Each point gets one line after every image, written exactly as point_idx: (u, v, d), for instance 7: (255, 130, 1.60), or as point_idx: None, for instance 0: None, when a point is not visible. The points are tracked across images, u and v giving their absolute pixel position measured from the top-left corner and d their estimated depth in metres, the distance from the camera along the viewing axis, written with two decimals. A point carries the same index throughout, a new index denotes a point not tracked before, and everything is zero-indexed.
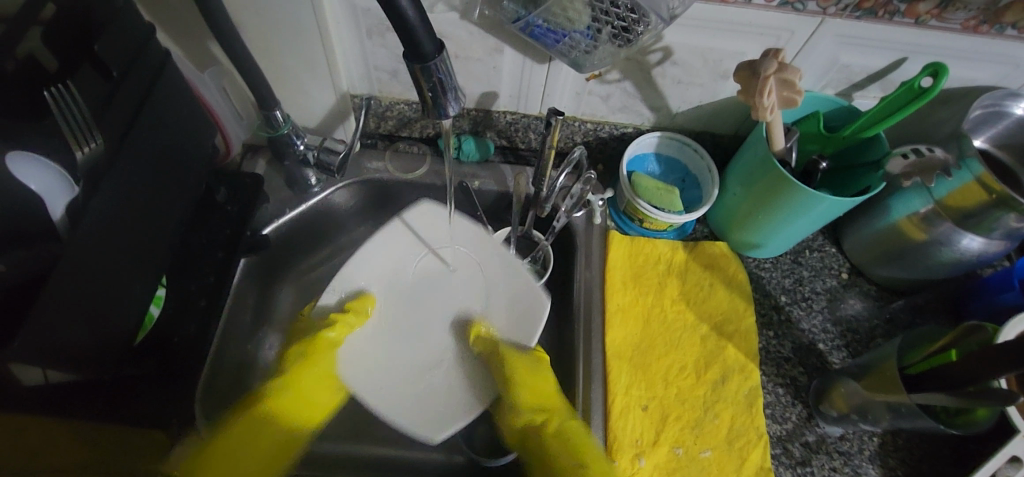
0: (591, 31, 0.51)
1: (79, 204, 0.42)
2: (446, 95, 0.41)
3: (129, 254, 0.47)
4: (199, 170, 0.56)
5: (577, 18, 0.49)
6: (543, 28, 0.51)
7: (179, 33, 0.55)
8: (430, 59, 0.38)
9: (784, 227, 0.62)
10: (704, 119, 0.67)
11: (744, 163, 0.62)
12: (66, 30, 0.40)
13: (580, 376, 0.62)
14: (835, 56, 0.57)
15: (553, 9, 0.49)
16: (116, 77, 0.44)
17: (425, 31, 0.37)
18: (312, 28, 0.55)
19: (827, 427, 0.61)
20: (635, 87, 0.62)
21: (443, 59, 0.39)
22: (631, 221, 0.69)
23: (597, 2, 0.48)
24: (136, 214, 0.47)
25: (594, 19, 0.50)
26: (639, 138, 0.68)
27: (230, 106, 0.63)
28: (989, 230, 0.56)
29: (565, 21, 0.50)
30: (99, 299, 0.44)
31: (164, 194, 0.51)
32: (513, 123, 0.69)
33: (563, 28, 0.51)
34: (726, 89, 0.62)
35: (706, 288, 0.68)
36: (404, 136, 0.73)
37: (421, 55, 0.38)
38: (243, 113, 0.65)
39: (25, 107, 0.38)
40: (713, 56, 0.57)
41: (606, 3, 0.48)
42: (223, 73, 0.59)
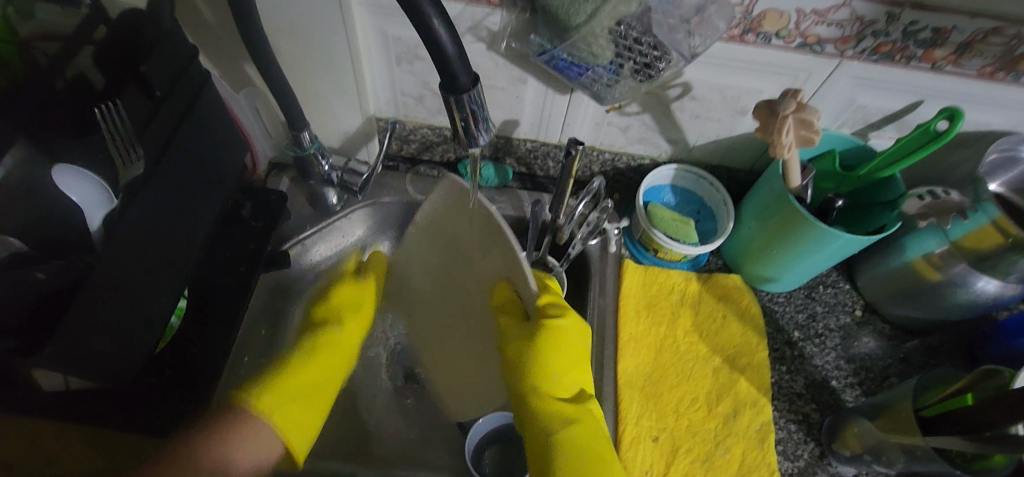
0: (614, 66, 0.52)
1: (114, 218, 0.42)
2: (476, 125, 0.42)
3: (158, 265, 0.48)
4: (228, 185, 0.58)
5: (600, 53, 0.50)
6: (567, 61, 0.52)
7: (218, 55, 0.58)
8: (464, 91, 0.39)
9: (799, 263, 0.63)
10: (721, 153, 0.68)
11: (760, 198, 0.63)
12: (115, 52, 0.42)
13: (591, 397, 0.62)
14: (852, 96, 0.58)
15: (578, 44, 0.50)
16: (159, 96, 0.46)
17: (461, 65, 0.38)
18: (344, 53, 0.58)
19: (840, 467, 0.60)
20: (653, 120, 0.64)
21: (476, 92, 0.40)
22: (645, 250, 0.69)
23: (621, 39, 0.49)
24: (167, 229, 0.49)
25: (617, 55, 0.51)
26: (655, 170, 0.69)
27: (261, 125, 0.66)
28: (1005, 273, 0.56)
29: (589, 56, 0.51)
30: (128, 311, 0.46)
31: (193, 209, 0.52)
32: (532, 150, 0.70)
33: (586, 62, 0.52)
34: (743, 125, 0.63)
35: (718, 321, 0.68)
36: (425, 160, 0.75)
37: (456, 87, 0.39)
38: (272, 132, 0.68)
39: (74, 122, 0.40)
40: (732, 93, 0.59)
41: (630, 40, 0.50)
42: (257, 94, 0.62)
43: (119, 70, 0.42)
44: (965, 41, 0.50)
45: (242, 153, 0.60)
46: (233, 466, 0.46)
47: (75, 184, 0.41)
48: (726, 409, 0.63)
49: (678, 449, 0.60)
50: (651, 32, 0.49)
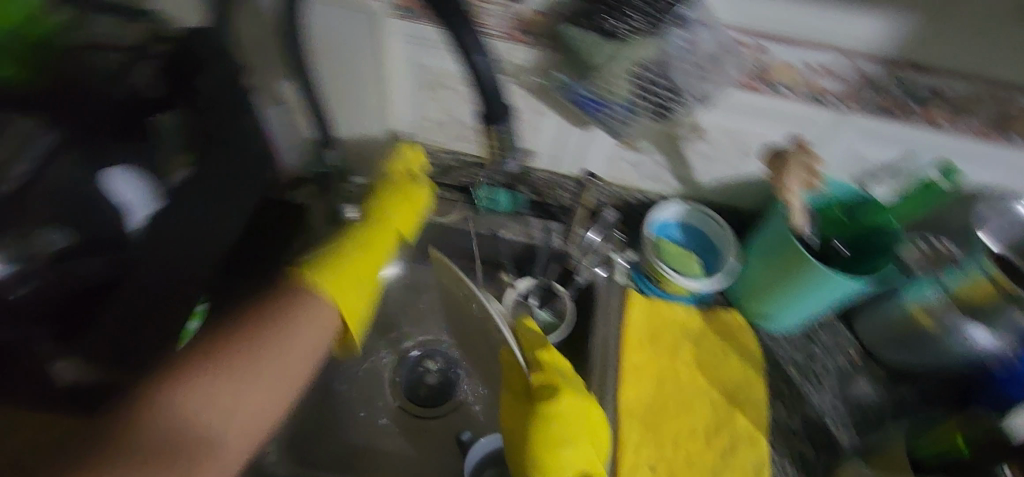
0: (631, 105, 0.56)
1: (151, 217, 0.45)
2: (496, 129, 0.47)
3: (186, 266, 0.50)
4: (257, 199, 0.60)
5: (618, 91, 0.54)
6: (586, 96, 0.56)
7: (259, 67, 0.62)
8: None
9: (801, 302, 0.64)
10: (728, 193, 0.71)
11: (765, 239, 0.65)
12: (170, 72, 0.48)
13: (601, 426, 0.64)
14: (855, 148, 0.61)
15: (597, 82, 0.54)
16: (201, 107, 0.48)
17: None
18: (377, 74, 0.61)
19: None
20: (665, 159, 0.67)
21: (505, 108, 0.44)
22: (651, 283, 0.70)
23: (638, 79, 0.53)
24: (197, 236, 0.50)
25: (634, 96, 0.55)
26: (663, 205, 0.71)
27: (292, 138, 0.70)
28: (992, 319, 0.59)
29: (607, 93, 0.55)
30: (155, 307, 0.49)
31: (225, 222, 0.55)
32: (547, 181, 0.73)
33: (604, 99, 0.55)
34: (749, 169, 0.66)
35: (720, 356, 0.70)
36: (438, 183, 0.75)
37: None
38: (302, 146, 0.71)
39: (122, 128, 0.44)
40: (741, 138, 0.62)
41: (646, 81, 0.53)
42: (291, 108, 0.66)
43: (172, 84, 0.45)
44: (958, 101, 0.53)
45: (271, 164, 0.63)
46: (294, 343, 0.51)
47: (123, 182, 0.43)
48: (721, 440, 0.64)
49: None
50: (666, 75, 0.53)
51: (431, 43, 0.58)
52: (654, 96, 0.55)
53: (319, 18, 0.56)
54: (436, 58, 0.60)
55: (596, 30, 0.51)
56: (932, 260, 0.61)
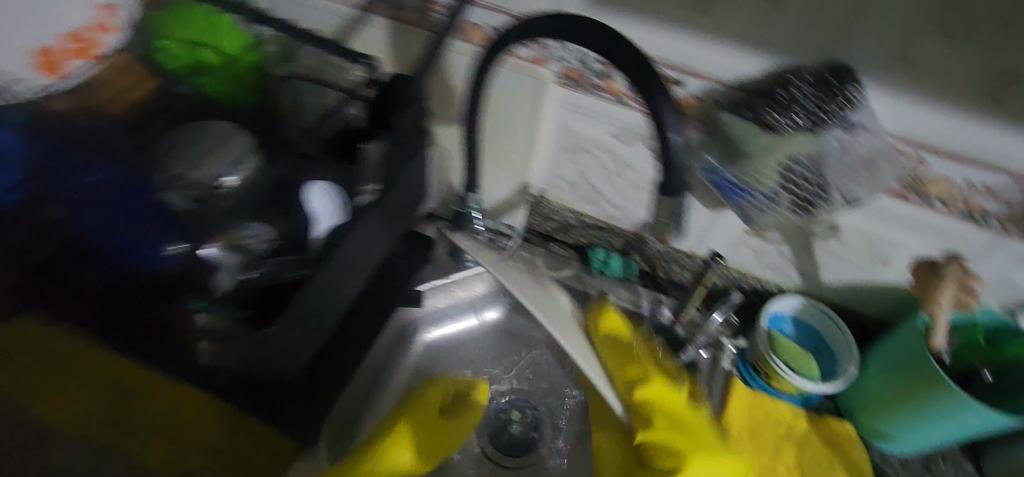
0: (773, 195, 0.55)
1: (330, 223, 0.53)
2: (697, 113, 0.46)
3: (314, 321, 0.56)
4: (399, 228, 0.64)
5: (765, 180, 0.54)
6: (731, 182, 0.56)
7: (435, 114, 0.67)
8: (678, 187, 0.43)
9: (929, 427, 0.60)
10: (854, 296, 0.68)
11: (891, 350, 0.62)
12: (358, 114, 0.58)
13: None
14: (1008, 275, 0.58)
15: (747, 170, 0.54)
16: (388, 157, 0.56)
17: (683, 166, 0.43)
18: (534, 136, 0.66)
19: None
20: (793, 253, 0.67)
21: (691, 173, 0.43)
22: (758, 375, 0.68)
23: (789, 175, 0.53)
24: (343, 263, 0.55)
25: (782, 185, 0.54)
26: (782, 298, 0.69)
27: (434, 174, 0.74)
28: None
29: (754, 181, 0.54)
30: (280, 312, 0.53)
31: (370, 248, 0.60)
32: (664, 254, 0.75)
33: (750, 187, 0.55)
34: (883, 275, 0.64)
35: (824, 465, 0.65)
36: (557, 239, 0.79)
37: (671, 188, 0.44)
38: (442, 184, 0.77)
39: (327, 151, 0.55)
40: (881, 243, 0.61)
41: (797, 177, 0.53)
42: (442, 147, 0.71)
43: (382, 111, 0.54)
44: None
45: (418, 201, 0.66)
46: None
47: (317, 194, 0.52)
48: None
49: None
50: (819, 176, 0.53)
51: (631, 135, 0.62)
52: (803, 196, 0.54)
53: (499, 81, 0.62)
54: (593, 128, 0.64)
55: (755, 120, 0.52)
56: None
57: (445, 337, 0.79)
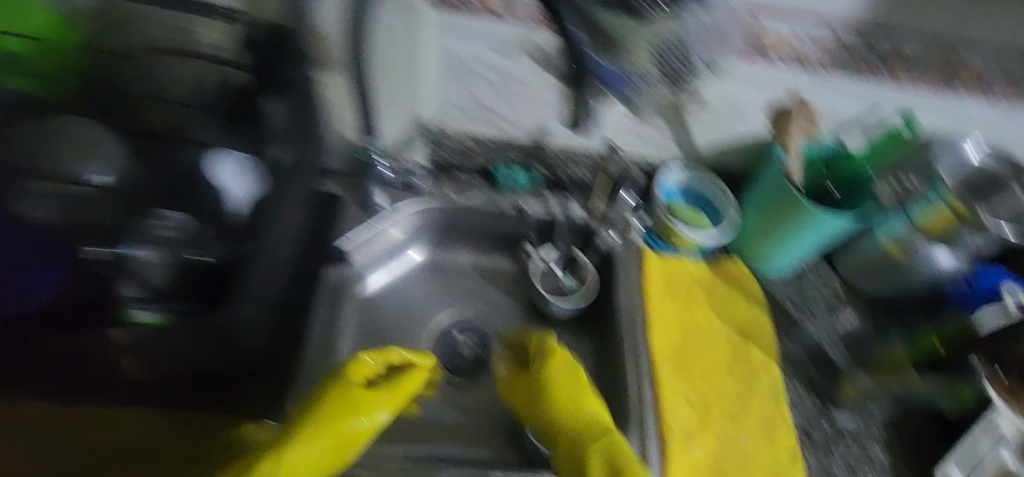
0: (647, 77, 0.61)
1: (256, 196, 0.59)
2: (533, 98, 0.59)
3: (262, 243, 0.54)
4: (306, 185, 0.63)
5: (638, 63, 0.60)
6: (614, 74, 0.61)
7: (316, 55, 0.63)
8: None
9: (793, 239, 0.74)
10: (724, 156, 0.80)
11: (761, 192, 0.74)
12: None
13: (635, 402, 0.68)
14: (831, 106, 0.71)
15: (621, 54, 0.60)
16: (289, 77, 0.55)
17: None
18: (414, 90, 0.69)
19: (840, 417, 0.71)
20: (668, 128, 0.76)
21: None
22: (662, 240, 0.79)
23: (659, 58, 0.59)
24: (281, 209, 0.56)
25: (654, 68, 0.60)
26: (667, 171, 0.79)
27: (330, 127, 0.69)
28: (954, 241, 0.71)
29: (629, 66, 0.60)
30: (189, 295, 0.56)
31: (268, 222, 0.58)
32: (563, 157, 0.79)
33: (627, 73, 0.60)
34: (744, 130, 0.75)
35: (730, 299, 0.78)
36: (461, 168, 0.81)
37: None
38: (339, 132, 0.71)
39: None
40: (737, 103, 0.71)
41: (664, 57, 0.59)
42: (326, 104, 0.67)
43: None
44: (918, 60, 0.65)
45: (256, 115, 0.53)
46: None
47: (224, 168, 0.58)
48: (701, 322, 0.75)
49: (662, 409, 0.68)
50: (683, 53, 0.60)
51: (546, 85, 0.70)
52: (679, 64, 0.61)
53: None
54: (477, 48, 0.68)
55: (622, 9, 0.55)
56: (903, 197, 0.70)
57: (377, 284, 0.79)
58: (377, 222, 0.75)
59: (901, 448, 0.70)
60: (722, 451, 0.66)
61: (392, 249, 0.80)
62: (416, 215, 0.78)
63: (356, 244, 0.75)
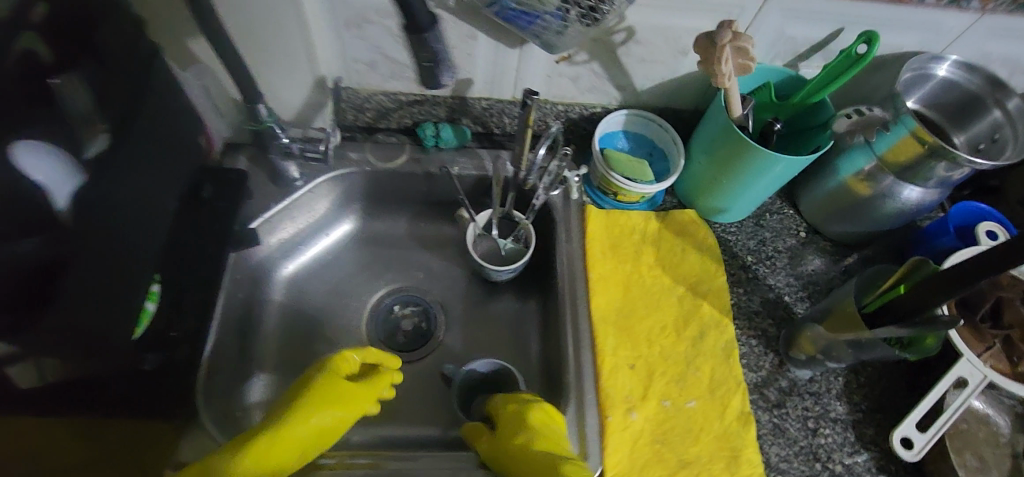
0: (562, 12, 0.54)
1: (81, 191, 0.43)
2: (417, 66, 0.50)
3: (117, 243, 0.48)
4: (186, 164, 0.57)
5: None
6: (516, 11, 0.55)
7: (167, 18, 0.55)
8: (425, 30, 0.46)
9: (745, 186, 0.67)
10: (668, 95, 0.72)
11: (707, 133, 0.67)
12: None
13: (572, 369, 0.63)
14: (781, 30, 0.62)
15: None
16: (107, 64, 0.46)
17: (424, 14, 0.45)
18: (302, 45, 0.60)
19: (798, 371, 0.66)
20: (603, 68, 0.67)
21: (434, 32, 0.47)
22: (605, 194, 0.73)
23: None
24: (135, 199, 0.50)
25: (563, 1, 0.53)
26: (607, 117, 0.72)
27: (210, 100, 0.63)
28: (924, 180, 0.64)
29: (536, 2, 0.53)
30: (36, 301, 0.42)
31: (151, 201, 0.52)
32: (488, 108, 0.72)
33: (534, 10, 0.54)
34: (685, 65, 0.67)
35: (678, 253, 0.72)
36: (383, 127, 0.75)
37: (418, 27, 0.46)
38: (222, 109, 0.65)
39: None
40: (673, 34, 0.62)
41: None
42: (205, 69, 0.60)
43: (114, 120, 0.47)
44: None
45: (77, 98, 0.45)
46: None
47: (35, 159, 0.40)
48: (645, 280, 0.71)
49: (601, 378, 0.63)
50: None
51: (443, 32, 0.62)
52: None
53: None
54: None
55: None
56: (861, 126, 0.65)
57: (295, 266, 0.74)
58: (292, 199, 0.70)
59: (864, 400, 0.66)
60: (666, 415, 0.63)
61: (315, 222, 0.75)
62: (335, 185, 0.73)
63: (272, 226, 0.70)
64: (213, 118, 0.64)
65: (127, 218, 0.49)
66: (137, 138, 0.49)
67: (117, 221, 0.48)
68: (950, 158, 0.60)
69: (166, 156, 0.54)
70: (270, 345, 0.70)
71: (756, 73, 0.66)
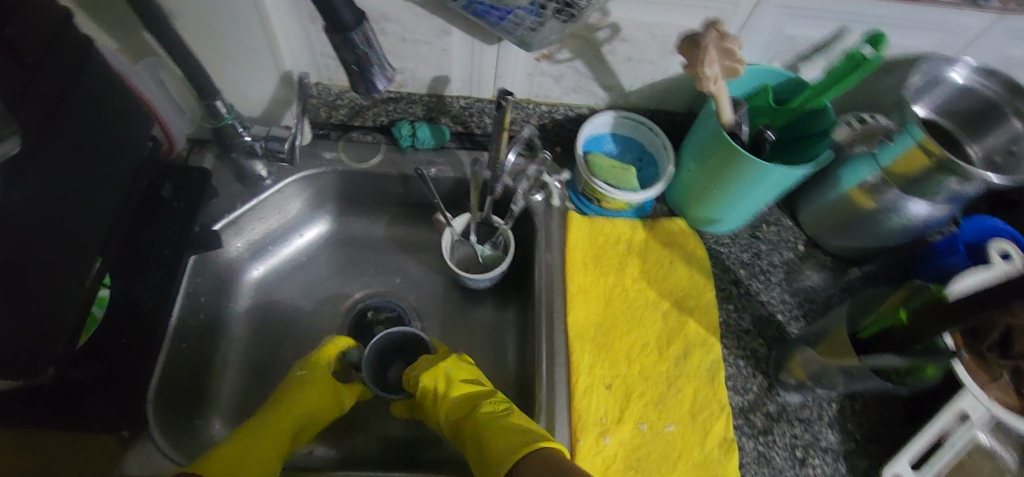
0: (536, 8, 0.50)
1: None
2: (373, 66, 0.47)
3: (49, 249, 0.45)
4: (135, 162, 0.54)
5: None
6: (486, 5, 0.50)
7: (110, 16, 0.52)
8: (351, 30, 0.44)
9: (739, 198, 0.62)
10: (659, 96, 0.67)
11: (698, 139, 0.63)
12: None
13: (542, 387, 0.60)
14: (780, 28, 0.57)
15: None
16: (32, 64, 0.42)
17: (347, 10, 0.43)
18: (262, 38, 0.57)
19: (787, 395, 0.62)
20: (587, 67, 0.62)
21: (362, 32, 0.44)
22: (589, 201, 0.69)
23: None
24: (69, 202, 0.47)
25: None
26: (593, 118, 0.68)
27: (170, 98, 0.59)
28: (933, 195, 0.58)
29: None
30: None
31: (89, 203, 0.49)
32: (467, 108, 0.68)
33: (505, 4, 0.50)
34: (676, 65, 0.62)
35: (666, 266, 0.68)
36: (358, 125, 0.71)
37: (342, 24, 0.43)
38: (185, 105, 0.61)
39: None
40: (661, 32, 0.57)
41: None
42: (159, 64, 0.57)
43: (39, 121, 0.43)
44: None
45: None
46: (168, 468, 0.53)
47: None
48: (628, 294, 0.66)
49: (575, 398, 0.60)
50: None
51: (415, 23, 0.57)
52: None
53: None
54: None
55: None
56: (863, 136, 0.60)
57: (264, 269, 0.71)
58: (259, 199, 0.67)
59: (858, 429, 0.61)
60: (643, 439, 0.59)
61: (286, 222, 0.72)
62: (306, 185, 0.70)
63: (239, 226, 0.67)
64: (172, 116, 0.60)
65: (62, 223, 0.46)
66: (70, 138, 0.46)
67: (47, 226, 0.45)
68: (961, 173, 0.55)
69: (109, 158, 0.50)
70: (233, 351, 0.67)
71: (750, 76, 0.61)
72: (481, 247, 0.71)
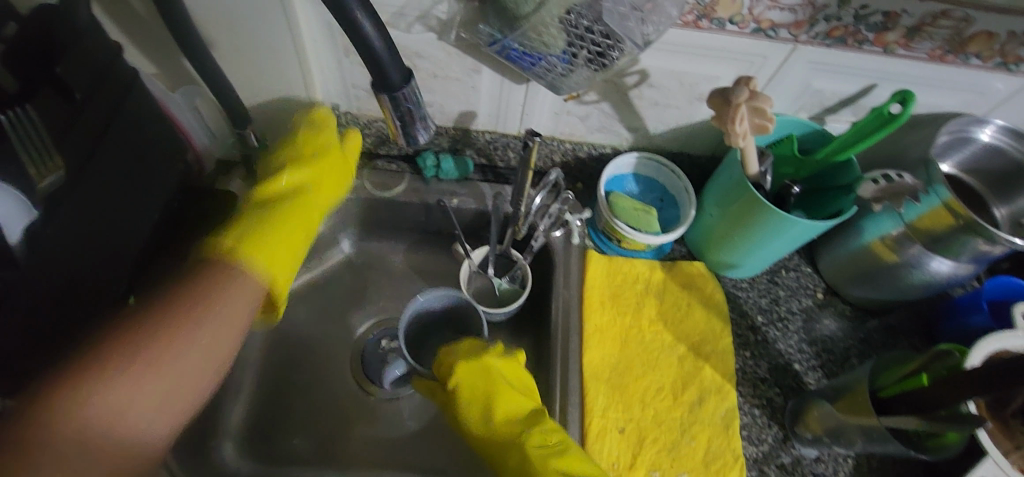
0: (568, 55, 0.51)
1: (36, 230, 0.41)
2: (414, 122, 0.49)
3: (81, 274, 0.46)
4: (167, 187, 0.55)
5: (552, 42, 0.49)
6: (519, 51, 0.51)
7: (153, 48, 0.54)
8: (397, 89, 0.45)
9: (760, 246, 0.62)
10: (683, 139, 0.68)
11: (721, 185, 0.63)
12: None
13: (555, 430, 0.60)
14: (807, 82, 0.58)
15: (529, 34, 0.49)
16: (79, 99, 0.44)
17: (393, 67, 0.44)
18: (296, 69, 0.58)
19: (803, 448, 0.61)
20: (613, 108, 0.63)
21: (409, 90, 0.46)
22: (609, 240, 0.69)
23: (572, 27, 0.48)
24: (101, 227, 0.47)
25: (570, 44, 0.49)
26: (617, 158, 0.68)
27: (202, 124, 0.61)
28: (956, 254, 0.58)
29: (541, 45, 0.49)
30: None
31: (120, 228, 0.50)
32: (492, 142, 0.69)
33: (538, 51, 0.50)
34: (701, 112, 0.63)
35: (683, 309, 0.68)
36: (383, 154, 0.72)
37: (389, 84, 0.45)
38: (215, 130, 0.63)
39: None
40: (689, 80, 0.58)
41: (581, 28, 0.48)
42: (195, 91, 0.58)
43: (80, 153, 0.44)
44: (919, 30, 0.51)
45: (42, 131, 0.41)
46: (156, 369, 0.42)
47: None
48: (643, 336, 0.66)
49: (588, 442, 0.60)
50: (602, 21, 0.48)
51: (447, 61, 0.58)
52: (592, 43, 0.49)
53: None
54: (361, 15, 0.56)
55: None
56: (888, 194, 0.59)
57: None
58: None
59: None
60: None
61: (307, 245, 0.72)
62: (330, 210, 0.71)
63: None
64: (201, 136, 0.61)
65: (93, 247, 0.47)
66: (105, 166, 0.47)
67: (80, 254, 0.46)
68: (987, 235, 0.54)
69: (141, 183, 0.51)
70: (247, 374, 0.66)
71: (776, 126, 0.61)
72: (499, 280, 0.71)
